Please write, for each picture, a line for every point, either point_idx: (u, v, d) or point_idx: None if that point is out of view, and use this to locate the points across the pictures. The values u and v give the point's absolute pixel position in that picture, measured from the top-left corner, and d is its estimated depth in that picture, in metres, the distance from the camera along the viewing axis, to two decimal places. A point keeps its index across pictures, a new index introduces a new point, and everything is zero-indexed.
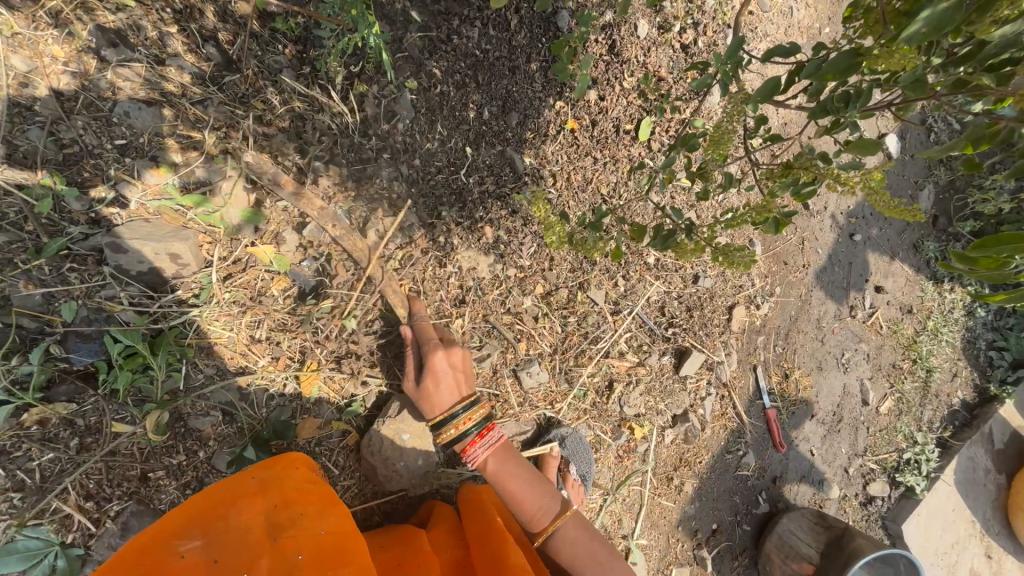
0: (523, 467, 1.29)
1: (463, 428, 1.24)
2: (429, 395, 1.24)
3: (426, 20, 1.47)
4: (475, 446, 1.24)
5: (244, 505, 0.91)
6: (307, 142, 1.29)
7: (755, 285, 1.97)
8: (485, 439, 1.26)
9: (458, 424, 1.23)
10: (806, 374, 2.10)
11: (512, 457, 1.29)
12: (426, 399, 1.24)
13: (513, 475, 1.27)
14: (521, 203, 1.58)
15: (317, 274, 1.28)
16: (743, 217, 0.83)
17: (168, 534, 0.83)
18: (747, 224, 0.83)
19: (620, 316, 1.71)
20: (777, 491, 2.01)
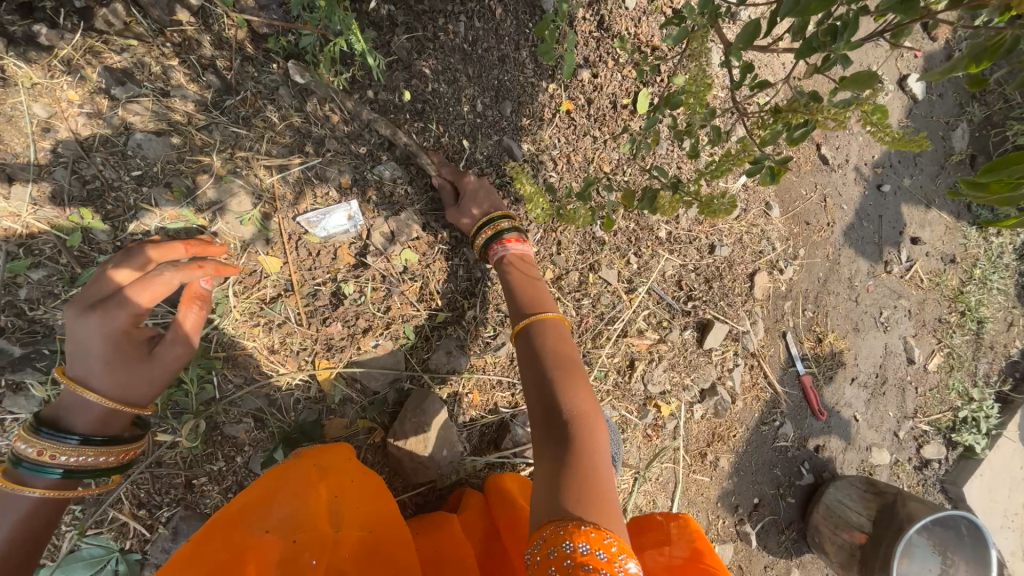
0: (531, 281, 1.28)
1: (497, 229, 1.30)
2: (476, 220, 1.35)
3: (411, 20, 1.48)
4: (509, 239, 1.30)
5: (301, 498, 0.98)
6: (307, 153, 1.33)
7: (776, 249, 1.89)
8: (517, 241, 1.31)
9: (493, 227, 1.31)
10: (841, 337, 2.00)
11: (525, 267, 1.30)
12: (474, 214, 1.34)
13: (523, 275, 1.28)
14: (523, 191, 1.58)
15: (328, 280, 1.30)
16: (725, 166, 0.84)
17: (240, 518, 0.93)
18: (729, 171, 0.83)
19: (636, 294, 1.69)
20: (821, 461, 1.93)
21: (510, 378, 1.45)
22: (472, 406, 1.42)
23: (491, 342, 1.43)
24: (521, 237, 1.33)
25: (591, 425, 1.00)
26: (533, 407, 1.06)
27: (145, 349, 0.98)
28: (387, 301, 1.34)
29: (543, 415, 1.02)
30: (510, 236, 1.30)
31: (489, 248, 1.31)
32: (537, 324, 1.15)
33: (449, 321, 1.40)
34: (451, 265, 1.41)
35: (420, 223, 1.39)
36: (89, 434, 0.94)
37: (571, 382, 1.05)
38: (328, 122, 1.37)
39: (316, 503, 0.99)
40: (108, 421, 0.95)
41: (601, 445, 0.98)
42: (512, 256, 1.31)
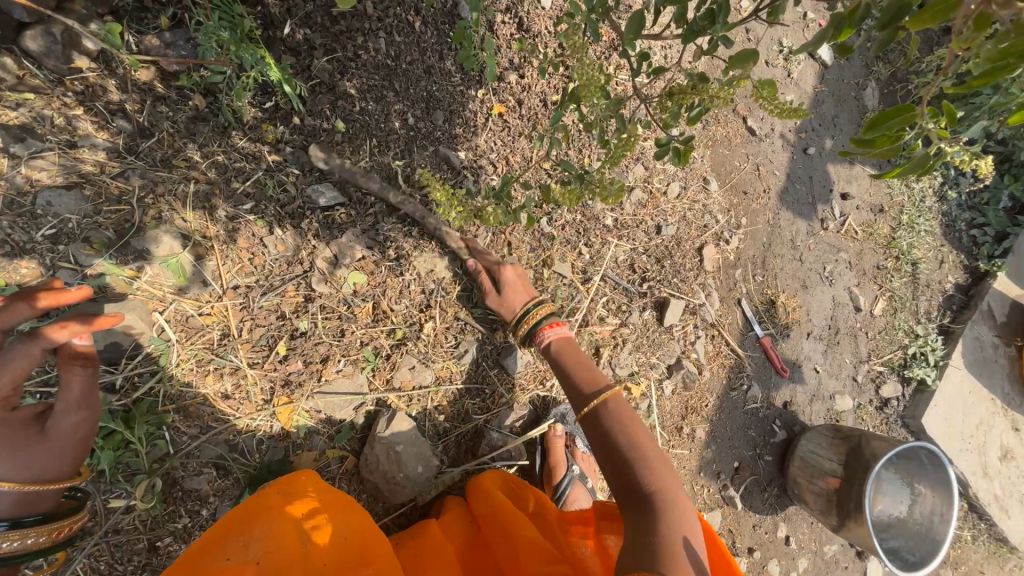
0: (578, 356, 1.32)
1: (536, 321, 1.34)
2: (508, 302, 1.38)
3: (328, 41, 1.47)
4: (548, 329, 1.33)
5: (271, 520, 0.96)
6: (236, 187, 1.29)
7: (719, 221, 1.97)
8: (555, 328, 1.34)
9: (531, 319, 1.33)
10: (792, 296, 2.10)
11: (571, 347, 1.34)
12: (506, 304, 1.37)
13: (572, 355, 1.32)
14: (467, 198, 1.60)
15: (276, 314, 1.25)
16: (621, 151, 0.91)
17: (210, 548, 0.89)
18: (625, 155, 0.91)
19: (592, 283, 1.72)
20: (790, 416, 2.02)
21: (478, 384, 1.45)
22: (444, 418, 1.41)
23: (454, 351, 1.43)
24: (558, 321, 1.36)
25: (670, 476, 1.09)
26: (609, 478, 1.13)
27: (34, 428, 0.89)
28: (342, 327, 1.31)
29: (623, 486, 1.08)
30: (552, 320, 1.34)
31: (535, 333, 1.34)
32: (605, 411, 1.18)
33: (408, 337, 1.38)
34: (403, 281, 1.40)
35: (364, 243, 1.37)
36: (14, 519, 0.83)
37: (626, 426, 1.16)
38: (255, 153, 1.34)
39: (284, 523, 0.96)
40: (31, 501, 0.86)
41: (692, 517, 1.04)
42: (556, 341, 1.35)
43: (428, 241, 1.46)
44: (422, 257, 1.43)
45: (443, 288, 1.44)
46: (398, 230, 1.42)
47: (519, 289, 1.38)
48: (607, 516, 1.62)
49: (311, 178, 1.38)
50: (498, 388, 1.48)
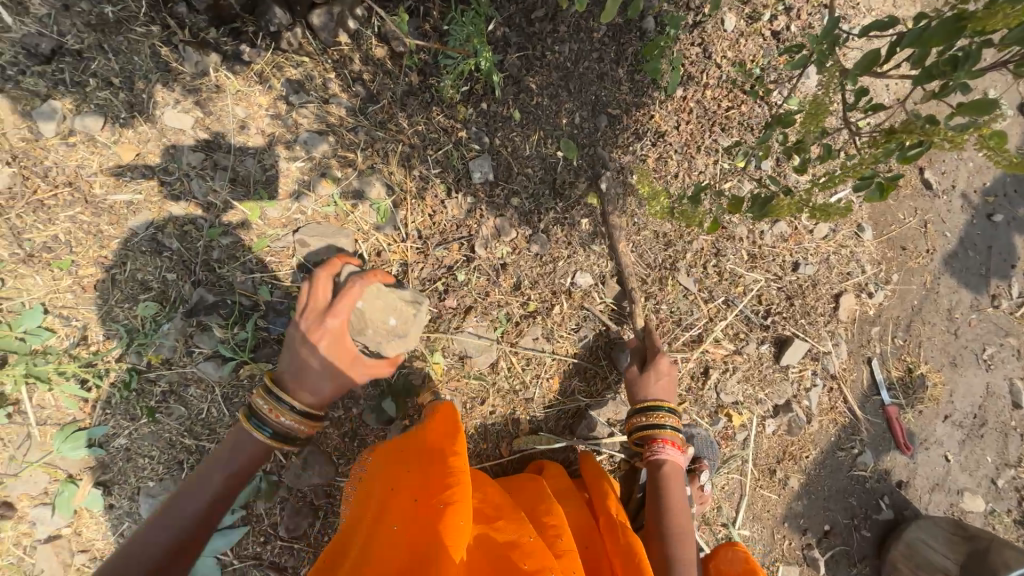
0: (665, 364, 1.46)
1: (660, 423, 1.38)
2: (643, 384, 1.44)
3: (523, 41, 1.65)
4: (665, 446, 1.36)
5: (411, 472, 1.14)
6: (430, 154, 1.53)
7: (866, 272, 1.86)
8: (670, 444, 1.37)
9: (655, 420, 1.38)
10: (935, 370, 1.90)
11: (677, 475, 1.37)
12: (641, 386, 1.43)
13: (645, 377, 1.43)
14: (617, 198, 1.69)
15: (441, 264, 1.47)
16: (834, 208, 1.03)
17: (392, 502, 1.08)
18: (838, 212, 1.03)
19: (714, 304, 1.73)
20: (903, 497, 1.84)
21: (589, 367, 1.57)
22: (553, 389, 1.54)
23: (574, 334, 1.56)
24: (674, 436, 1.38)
25: None
26: None
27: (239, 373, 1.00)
28: (486, 289, 1.49)
29: None
30: (669, 436, 1.36)
31: (652, 442, 1.38)
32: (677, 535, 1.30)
33: (538, 311, 1.53)
34: (544, 261, 1.55)
35: (518, 222, 1.55)
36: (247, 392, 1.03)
37: None
38: (448, 128, 1.57)
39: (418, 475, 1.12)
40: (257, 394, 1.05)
41: None
42: (668, 463, 1.37)
43: (572, 230, 1.60)
44: (564, 243, 1.58)
45: (576, 276, 1.57)
46: (550, 215, 1.59)
47: (662, 382, 1.43)
48: None
49: (488, 157, 1.59)
50: (606, 377, 1.58)
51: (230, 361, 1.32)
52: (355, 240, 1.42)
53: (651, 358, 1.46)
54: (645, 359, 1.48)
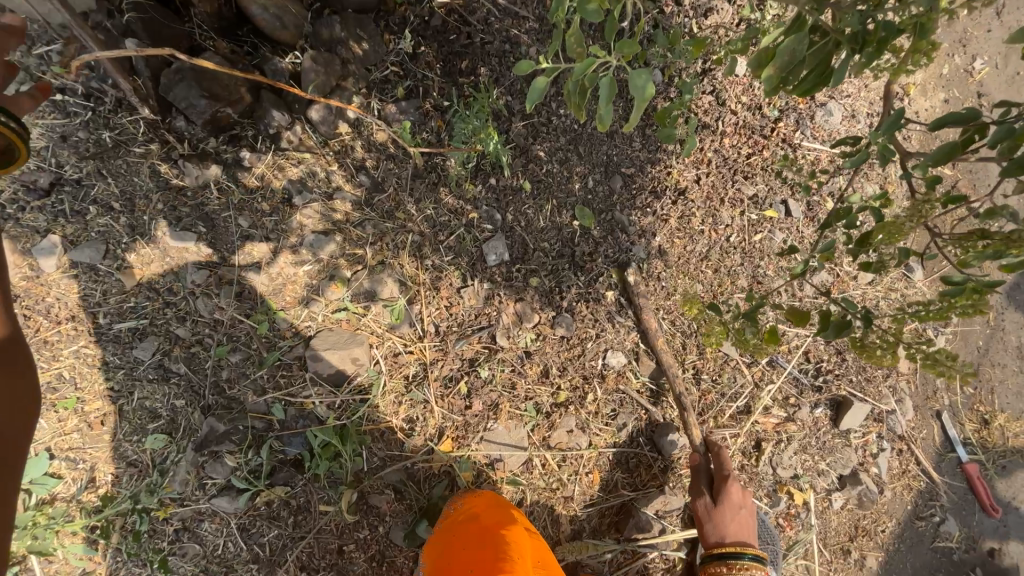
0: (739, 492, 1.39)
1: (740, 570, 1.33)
2: (716, 521, 1.36)
3: (528, 109, 1.57)
4: None
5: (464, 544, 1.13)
6: (441, 241, 1.46)
7: (922, 315, 1.70)
8: None
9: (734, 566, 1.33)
10: (1015, 418, 1.71)
11: None
12: (716, 524, 1.36)
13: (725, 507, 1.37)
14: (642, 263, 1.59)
15: (462, 360, 1.37)
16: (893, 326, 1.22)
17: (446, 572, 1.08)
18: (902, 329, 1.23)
19: (760, 370, 1.58)
20: (997, 567, 1.63)
21: (631, 458, 1.44)
22: (594, 485, 1.41)
23: (612, 421, 1.43)
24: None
25: None
26: None
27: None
28: (512, 380, 1.39)
29: None
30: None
31: None
32: None
33: (569, 400, 1.41)
34: (572, 344, 1.44)
35: (541, 304, 1.45)
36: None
37: None
38: (458, 209, 1.50)
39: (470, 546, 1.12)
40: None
41: None
42: None
43: (598, 305, 1.49)
44: (591, 321, 1.47)
45: (607, 356, 1.46)
46: (573, 292, 1.49)
47: (738, 518, 1.36)
48: None
49: (502, 237, 1.50)
50: (651, 466, 1.45)
51: (244, 491, 1.23)
52: (370, 346, 1.34)
53: (722, 485, 1.38)
54: (713, 483, 1.41)
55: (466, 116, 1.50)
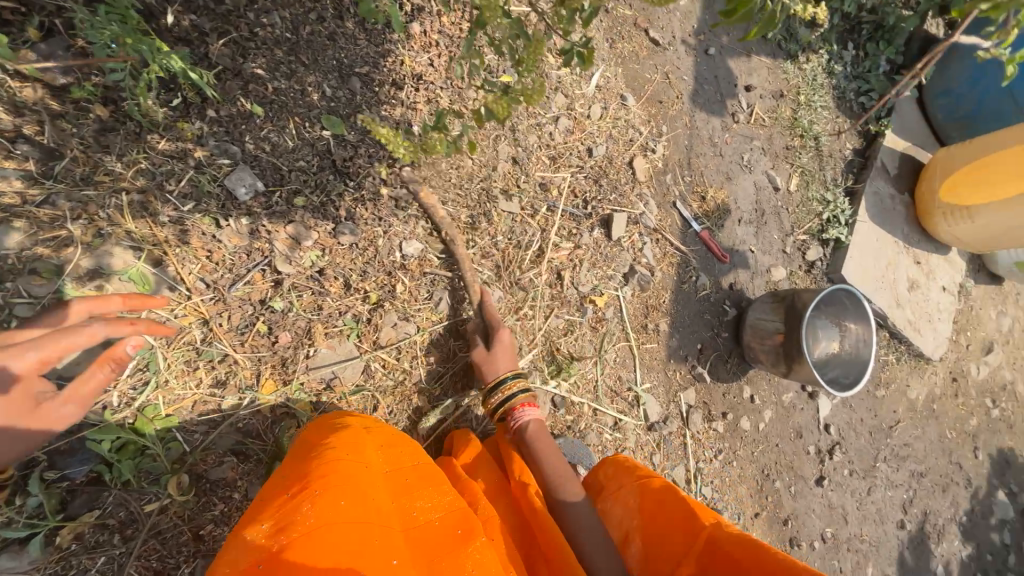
0: (551, 450, 1.43)
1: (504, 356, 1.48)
2: (501, 342, 1.52)
3: (220, 24, 1.45)
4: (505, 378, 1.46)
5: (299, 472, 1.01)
6: (171, 191, 1.28)
7: (642, 133, 2.13)
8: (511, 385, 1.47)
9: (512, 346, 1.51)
10: (719, 189, 2.31)
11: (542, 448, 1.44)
12: (501, 340, 1.51)
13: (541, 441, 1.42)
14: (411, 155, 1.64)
15: (248, 304, 1.29)
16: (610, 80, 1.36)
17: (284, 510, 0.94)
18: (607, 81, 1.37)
19: (541, 216, 1.84)
20: (738, 294, 2.28)
21: (459, 324, 1.59)
22: (435, 361, 1.54)
23: (429, 302, 1.55)
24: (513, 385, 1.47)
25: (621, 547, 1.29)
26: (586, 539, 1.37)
27: None
28: (317, 302, 1.37)
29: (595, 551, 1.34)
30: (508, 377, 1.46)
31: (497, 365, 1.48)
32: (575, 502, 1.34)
33: (383, 299, 1.46)
34: (363, 249, 1.47)
35: (316, 219, 1.42)
36: None
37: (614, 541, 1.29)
38: (178, 153, 1.32)
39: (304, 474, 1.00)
40: None
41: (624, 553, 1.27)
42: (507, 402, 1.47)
43: (377, 205, 1.53)
44: (375, 221, 1.51)
45: (403, 246, 1.53)
46: (348, 200, 1.48)
47: (509, 353, 1.51)
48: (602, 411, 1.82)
49: (245, 167, 1.39)
50: (479, 324, 1.61)
51: (32, 539, 1.04)
52: (116, 323, 1.16)
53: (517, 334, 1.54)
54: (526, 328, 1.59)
55: (99, 24, 1.16)
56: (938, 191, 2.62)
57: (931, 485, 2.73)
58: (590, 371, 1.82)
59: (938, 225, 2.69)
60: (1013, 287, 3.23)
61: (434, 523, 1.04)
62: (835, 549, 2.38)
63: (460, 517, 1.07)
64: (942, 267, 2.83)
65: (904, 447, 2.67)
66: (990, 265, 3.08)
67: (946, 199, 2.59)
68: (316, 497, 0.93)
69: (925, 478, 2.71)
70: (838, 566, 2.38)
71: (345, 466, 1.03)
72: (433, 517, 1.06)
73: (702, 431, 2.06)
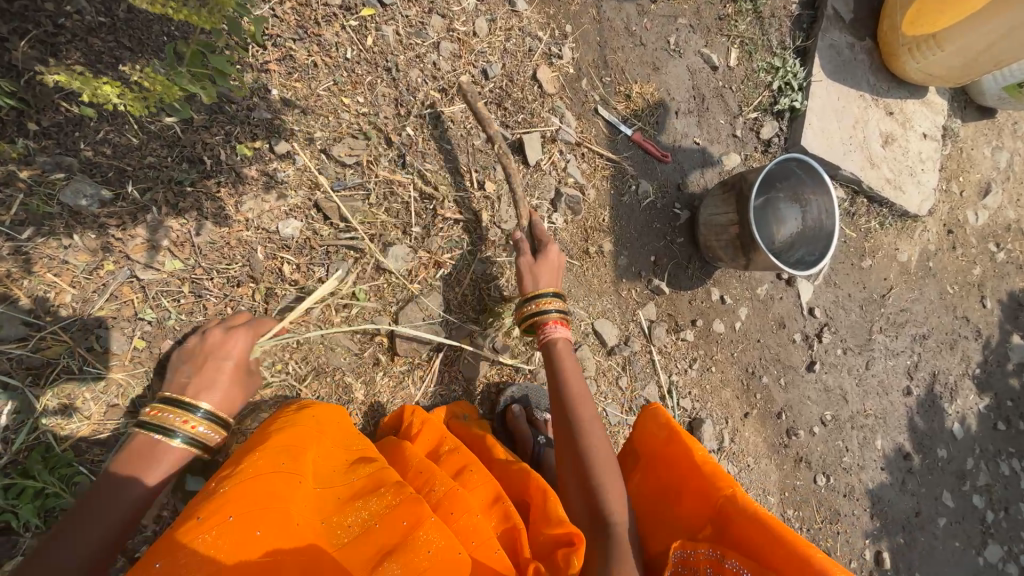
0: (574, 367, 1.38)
1: (545, 308, 1.41)
2: (533, 271, 1.48)
3: (17, 23, 1.21)
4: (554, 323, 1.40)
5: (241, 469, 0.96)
6: (5, 224, 1.16)
7: (543, 39, 1.90)
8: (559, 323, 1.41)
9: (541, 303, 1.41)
10: (646, 83, 2.08)
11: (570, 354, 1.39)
12: (534, 270, 1.48)
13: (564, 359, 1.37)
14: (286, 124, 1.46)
15: (120, 325, 1.26)
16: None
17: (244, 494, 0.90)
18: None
19: (441, 157, 1.68)
20: (688, 194, 2.10)
21: (370, 292, 1.52)
22: (351, 337, 1.48)
23: (327, 276, 1.47)
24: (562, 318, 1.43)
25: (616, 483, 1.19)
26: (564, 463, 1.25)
27: None
28: (200, 305, 1.33)
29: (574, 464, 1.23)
30: (557, 317, 1.41)
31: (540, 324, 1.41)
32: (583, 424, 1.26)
33: (272, 289, 1.41)
34: (240, 237, 1.38)
35: (175, 217, 1.31)
36: None
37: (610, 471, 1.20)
38: (5, 179, 1.17)
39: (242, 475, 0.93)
40: None
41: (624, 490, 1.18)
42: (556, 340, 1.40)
43: (245, 188, 1.40)
44: (247, 205, 1.40)
45: (284, 226, 1.43)
46: (210, 189, 1.35)
47: (548, 272, 1.48)
48: None
49: (84, 178, 1.23)
50: (387, 288, 1.54)
51: None
52: None
53: (542, 244, 1.54)
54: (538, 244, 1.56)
55: None
56: (900, 27, 2.29)
57: (937, 346, 2.60)
58: (529, 310, 1.73)
59: (906, 66, 2.37)
60: (1009, 117, 2.92)
61: (375, 525, 0.94)
62: (839, 431, 2.32)
63: (406, 504, 0.97)
64: (920, 112, 2.54)
65: (902, 313, 2.53)
66: (977, 98, 2.77)
67: (911, 33, 2.26)
68: (225, 527, 0.84)
69: (928, 340, 2.58)
70: (845, 446, 2.32)
71: (261, 490, 0.92)
72: (375, 517, 0.96)
73: (669, 345, 1.97)
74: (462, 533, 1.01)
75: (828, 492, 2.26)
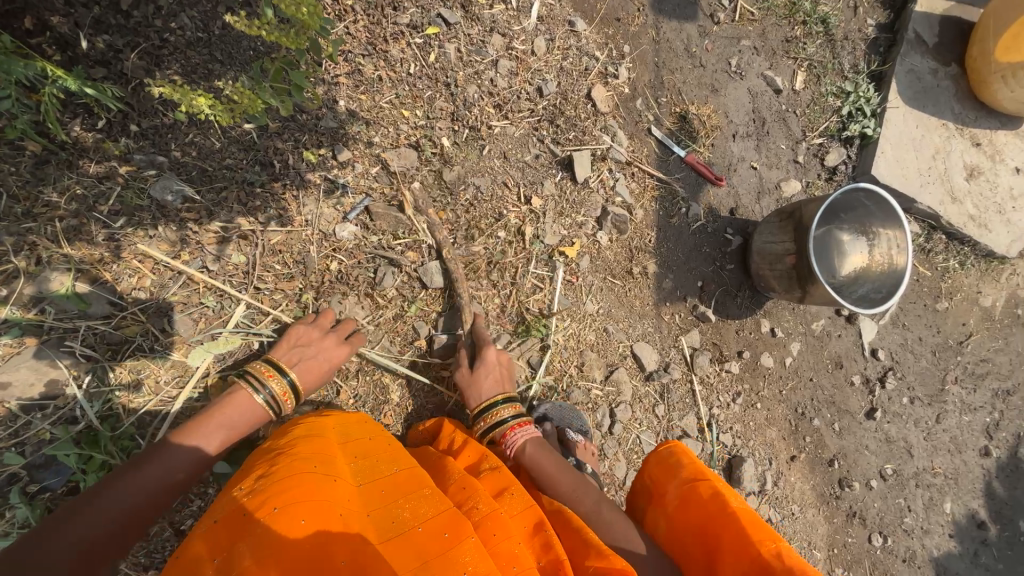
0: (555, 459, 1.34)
1: (498, 418, 1.37)
2: (475, 384, 1.42)
3: (131, 37, 1.37)
4: (514, 432, 1.36)
5: (290, 463, 0.96)
6: (104, 213, 1.31)
7: (600, 58, 1.91)
8: (521, 428, 1.37)
9: (492, 416, 1.37)
10: (703, 105, 2.03)
11: (545, 449, 1.35)
12: (475, 385, 1.42)
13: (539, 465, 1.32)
14: (348, 132, 1.55)
15: (188, 313, 1.37)
16: None
17: (295, 485, 0.90)
18: None
19: (491, 171, 1.72)
20: (741, 220, 2.01)
21: (412, 298, 1.55)
22: (391, 340, 1.52)
23: (374, 279, 1.52)
24: (523, 419, 1.39)
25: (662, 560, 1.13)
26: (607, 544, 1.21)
27: None
28: (258, 299, 1.43)
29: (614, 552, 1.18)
30: (513, 424, 1.36)
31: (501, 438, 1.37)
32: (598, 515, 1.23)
33: (323, 288, 1.48)
34: (298, 237, 1.47)
35: (245, 215, 1.42)
36: None
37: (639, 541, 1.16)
38: (107, 173, 1.31)
39: (293, 468, 0.94)
40: None
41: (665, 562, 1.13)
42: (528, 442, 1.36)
43: (308, 192, 1.49)
44: (307, 208, 1.48)
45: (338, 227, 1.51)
46: (276, 191, 1.45)
47: (491, 375, 1.43)
48: (586, 368, 1.71)
49: (171, 175, 1.36)
50: (429, 295, 1.57)
51: None
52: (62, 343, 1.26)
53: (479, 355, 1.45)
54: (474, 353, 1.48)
55: None
56: (992, 53, 2.11)
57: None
58: (567, 327, 1.71)
59: (998, 94, 2.17)
60: None
61: (417, 529, 0.91)
62: (900, 488, 2.10)
63: (447, 518, 0.94)
64: (1014, 144, 2.31)
65: (981, 364, 2.28)
66: None
67: (1005, 60, 2.08)
68: (274, 516, 0.83)
69: (1013, 397, 2.30)
70: (906, 506, 2.10)
71: (307, 485, 0.90)
72: (416, 522, 0.93)
73: (712, 375, 1.88)
74: (501, 559, 0.94)
75: (884, 554, 2.04)
